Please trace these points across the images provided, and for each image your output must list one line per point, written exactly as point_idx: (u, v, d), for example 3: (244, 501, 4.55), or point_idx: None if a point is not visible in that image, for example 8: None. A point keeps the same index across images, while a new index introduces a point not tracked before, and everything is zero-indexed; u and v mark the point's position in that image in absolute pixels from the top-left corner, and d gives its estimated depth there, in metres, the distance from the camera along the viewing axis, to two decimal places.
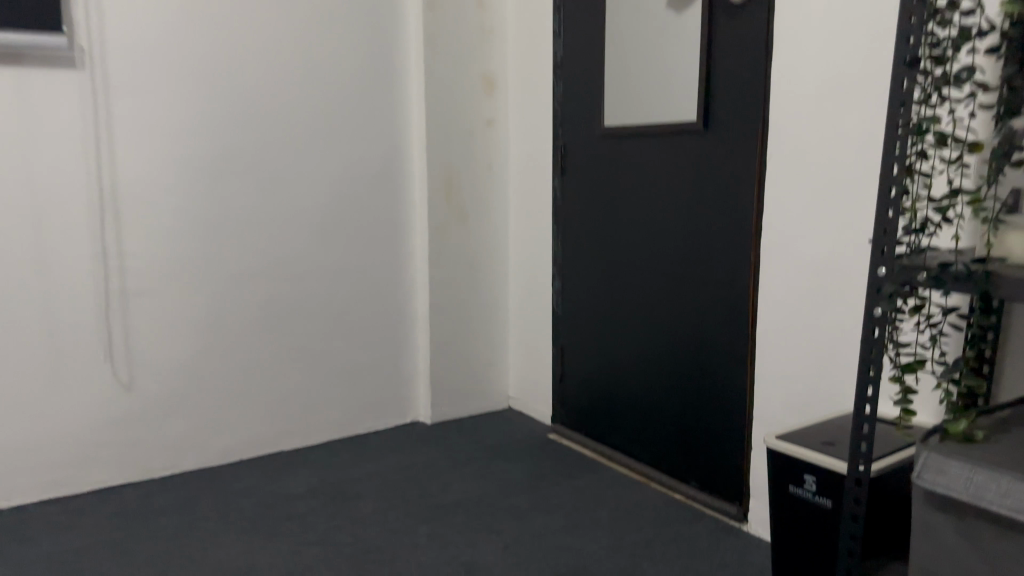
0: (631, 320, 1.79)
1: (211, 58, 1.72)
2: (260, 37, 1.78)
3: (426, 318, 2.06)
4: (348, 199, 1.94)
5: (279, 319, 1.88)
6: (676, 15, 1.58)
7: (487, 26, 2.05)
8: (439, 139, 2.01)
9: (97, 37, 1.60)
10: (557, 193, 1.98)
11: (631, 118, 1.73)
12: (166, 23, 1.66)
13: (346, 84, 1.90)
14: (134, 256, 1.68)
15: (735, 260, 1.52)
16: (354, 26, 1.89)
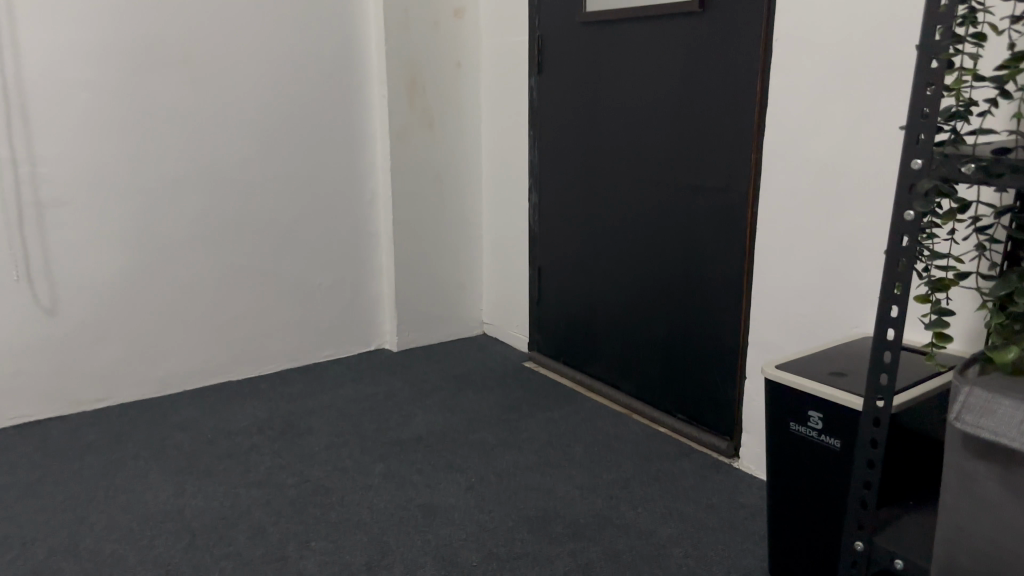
0: (613, 235, 1.61)
1: None
2: None
3: (388, 235, 1.88)
4: (298, 101, 1.73)
5: (223, 236, 1.69)
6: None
7: None
8: (399, 32, 1.78)
9: None
10: (533, 94, 1.76)
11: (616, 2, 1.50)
12: None
13: None
14: (47, 162, 1.48)
15: (730, 164, 1.33)
16: None
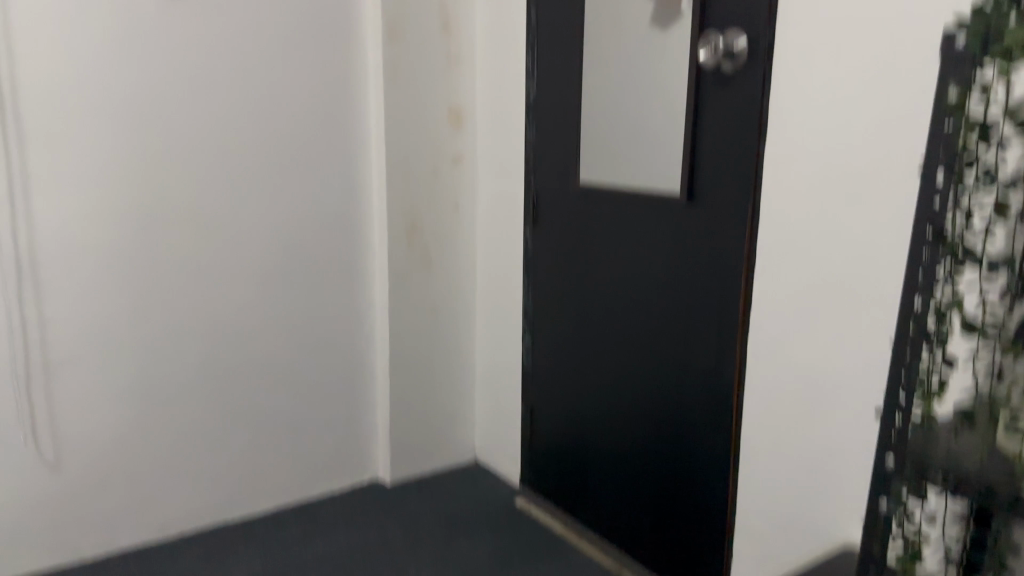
0: (605, 392, 1.66)
1: (141, 100, 1.53)
2: (198, 75, 1.58)
3: (385, 373, 1.92)
4: (299, 249, 1.78)
5: (223, 383, 1.73)
6: (663, 35, 1.40)
7: (454, 56, 1.87)
8: (399, 181, 1.84)
9: (7, 81, 1.41)
10: (528, 245, 1.82)
11: (608, 177, 1.56)
12: (88, 64, 1.47)
13: (297, 122, 1.72)
14: (55, 322, 1.52)
15: (719, 351, 1.37)
16: (304, 59, 1.71)
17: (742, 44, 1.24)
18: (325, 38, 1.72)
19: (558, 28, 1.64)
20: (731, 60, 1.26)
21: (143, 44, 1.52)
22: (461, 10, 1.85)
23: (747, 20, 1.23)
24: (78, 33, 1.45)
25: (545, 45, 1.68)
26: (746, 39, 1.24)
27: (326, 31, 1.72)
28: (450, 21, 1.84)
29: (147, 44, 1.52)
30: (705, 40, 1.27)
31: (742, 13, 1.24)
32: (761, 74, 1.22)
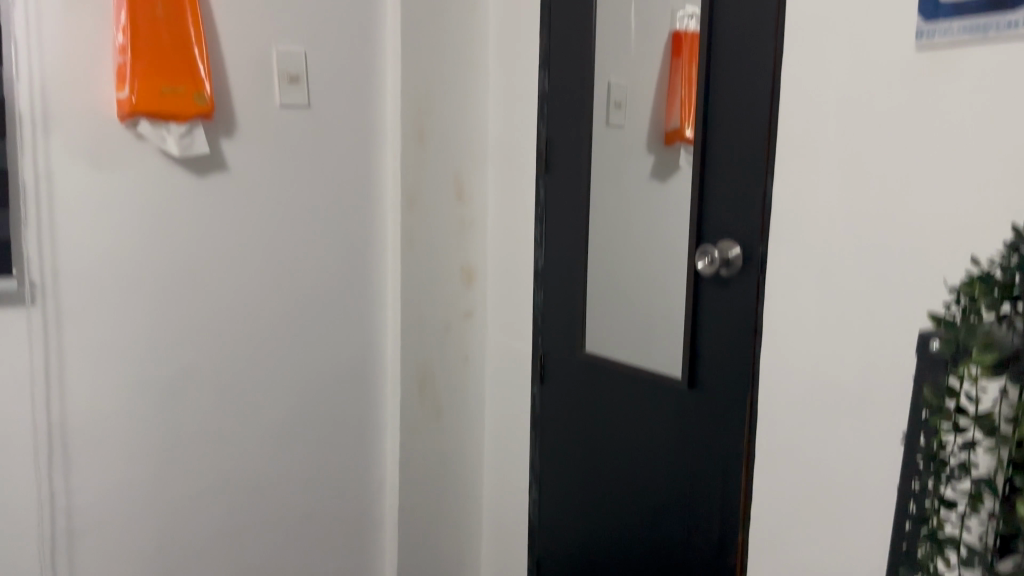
0: (610, 554, 1.70)
1: (172, 277, 1.63)
2: (227, 250, 1.69)
3: (394, 522, 1.97)
4: (315, 405, 1.85)
5: (237, 538, 1.78)
6: (660, 186, 1.51)
7: (466, 218, 1.97)
8: (412, 337, 1.92)
9: (49, 271, 1.50)
10: (534, 402, 1.88)
11: (612, 346, 1.65)
12: (125, 249, 1.57)
13: (317, 288, 1.82)
14: (81, 492, 1.58)
15: (719, 532, 1.43)
16: (327, 228, 1.81)
17: (736, 255, 1.33)
18: (346, 209, 1.83)
19: (567, 206, 1.75)
20: (727, 268, 1.35)
21: (178, 225, 1.62)
22: (474, 176, 1.97)
23: (741, 233, 1.33)
24: (117, 222, 1.55)
25: (553, 219, 1.79)
26: (739, 250, 1.33)
27: (348, 203, 1.83)
28: (463, 186, 1.95)
29: (181, 224, 1.63)
30: (703, 252, 1.36)
31: (737, 226, 1.34)
32: (756, 283, 1.31)
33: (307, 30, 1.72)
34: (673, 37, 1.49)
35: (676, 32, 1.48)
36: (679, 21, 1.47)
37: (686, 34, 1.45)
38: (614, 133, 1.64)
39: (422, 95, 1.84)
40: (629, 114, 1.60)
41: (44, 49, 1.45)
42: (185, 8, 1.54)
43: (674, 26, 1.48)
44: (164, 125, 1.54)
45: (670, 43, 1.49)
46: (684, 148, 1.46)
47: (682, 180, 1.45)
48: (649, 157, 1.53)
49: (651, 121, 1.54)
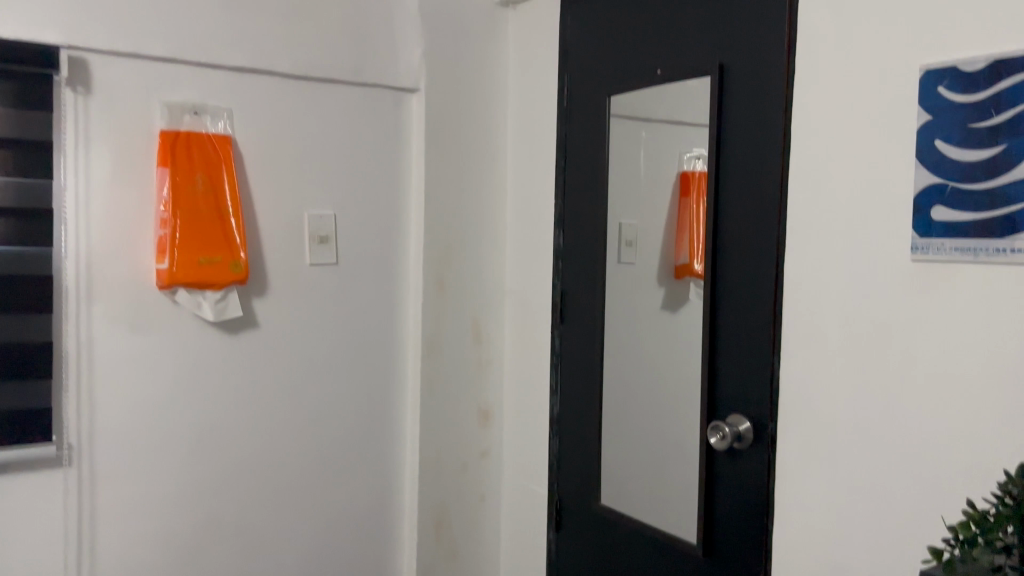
0: None
1: (201, 433, 1.68)
2: (255, 404, 1.74)
3: None
4: (335, 550, 1.88)
5: None
6: (671, 317, 1.55)
7: (485, 360, 2.03)
8: (431, 480, 1.95)
9: (85, 432, 1.55)
10: (551, 546, 1.91)
11: (631, 479, 1.68)
12: (157, 409, 1.62)
13: (339, 436, 1.86)
14: None
15: None
16: (350, 377, 1.87)
17: (747, 429, 1.38)
18: (368, 358, 1.89)
19: (582, 358, 1.81)
20: (739, 441, 1.39)
21: (210, 383, 1.68)
22: (492, 321, 2.03)
23: (751, 409, 1.39)
24: (152, 383, 1.61)
25: (569, 369, 1.85)
26: (749, 424, 1.38)
27: (371, 352, 1.90)
28: (482, 331, 2.01)
29: (213, 382, 1.68)
30: (715, 427, 1.42)
31: (746, 401, 1.39)
32: (767, 460, 1.36)
33: (336, 192, 1.82)
34: (680, 177, 1.53)
35: (685, 172, 1.51)
36: (686, 163, 1.51)
37: (694, 177, 1.50)
38: (626, 270, 1.68)
39: (443, 247, 1.93)
40: (640, 253, 1.64)
41: (90, 227, 1.53)
42: (224, 183, 1.64)
43: (681, 167, 1.52)
44: (200, 292, 1.62)
45: (678, 182, 1.53)
46: (695, 286, 1.50)
47: (693, 315, 1.50)
48: (660, 289, 1.57)
49: (661, 256, 1.57)
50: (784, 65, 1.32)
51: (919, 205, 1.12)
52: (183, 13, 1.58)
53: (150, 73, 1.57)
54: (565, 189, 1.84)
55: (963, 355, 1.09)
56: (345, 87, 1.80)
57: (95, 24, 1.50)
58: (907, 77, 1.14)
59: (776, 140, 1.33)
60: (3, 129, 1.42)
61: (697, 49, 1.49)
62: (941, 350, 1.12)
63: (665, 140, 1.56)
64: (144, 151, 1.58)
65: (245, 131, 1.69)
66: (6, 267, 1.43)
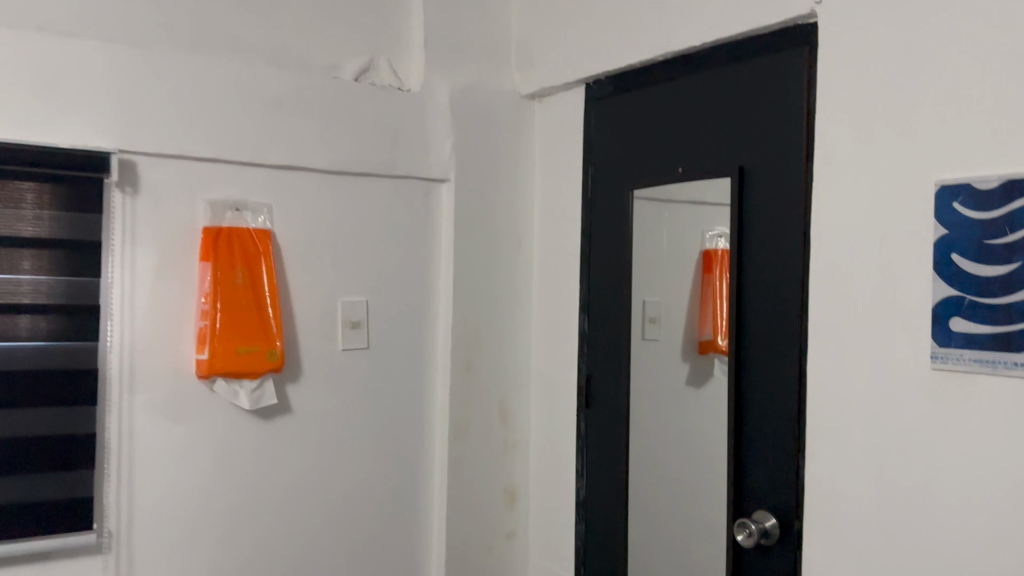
0: None
1: (236, 518, 1.72)
2: (287, 489, 1.78)
3: None
4: None
5: None
6: (696, 392, 1.59)
7: (510, 441, 2.05)
8: (458, 562, 1.97)
9: (124, 520, 1.59)
10: None
11: (660, 554, 1.69)
12: (194, 495, 1.67)
13: (367, 519, 1.89)
14: None
15: None
16: (379, 460, 1.91)
17: (773, 525, 1.40)
18: (397, 440, 1.93)
19: (607, 443, 1.83)
20: (766, 537, 1.41)
21: (244, 469, 1.72)
22: (518, 401, 2.07)
23: (777, 505, 1.41)
24: (189, 470, 1.66)
25: (594, 452, 1.88)
26: (776, 521, 1.40)
27: (399, 435, 1.93)
28: (508, 411, 2.05)
29: (247, 468, 1.73)
30: (741, 525, 1.42)
31: (772, 496, 1.42)
32: (793, 555, 1.38)
33: (367, 279, 1.88)
34: (703, 254, 1.59)
35: (707, 250, 1.58)
36: (708, 241, 1.57)
37: (716, 254, 1.55)
38: (650, 346, 1.72)
39: (471, 330, 1.98)
40: (664, 329, 1.69)
41: (135, 320, 1.59)
42: (262, 275, 1.70)
43: (704, 246, 1.58)
44: (237, 381, 1.68)
45: (701, 259, 1.59)
46: (719, 360, 1.54)
47: (718, 387, 1.53)
48: (686, 365, 1.62)
49: (685, 332, 1.62)
50: (802, 170, 1.37)
51: (937, 315, 1.16)
52: (228, 114, 1.67)
53: (195, 172, 1.65)
54: (589, 275, 1.89)
55: (987, 466, 1.11)
56: (378, 179, 1.89)
57: (144, 127, 1.57)
58: (923, 191, 1.19)
59: (795, 241, 1.38)
60: (55, 231, 1.49)
61: (718, 149, 1.55)
62: (963, 459, 1.13)
63: (687, 219, 1.63)
64: (188, 246, 1.65)
65: (283, 224, 1.76)
66: (54, 360, 1.49)
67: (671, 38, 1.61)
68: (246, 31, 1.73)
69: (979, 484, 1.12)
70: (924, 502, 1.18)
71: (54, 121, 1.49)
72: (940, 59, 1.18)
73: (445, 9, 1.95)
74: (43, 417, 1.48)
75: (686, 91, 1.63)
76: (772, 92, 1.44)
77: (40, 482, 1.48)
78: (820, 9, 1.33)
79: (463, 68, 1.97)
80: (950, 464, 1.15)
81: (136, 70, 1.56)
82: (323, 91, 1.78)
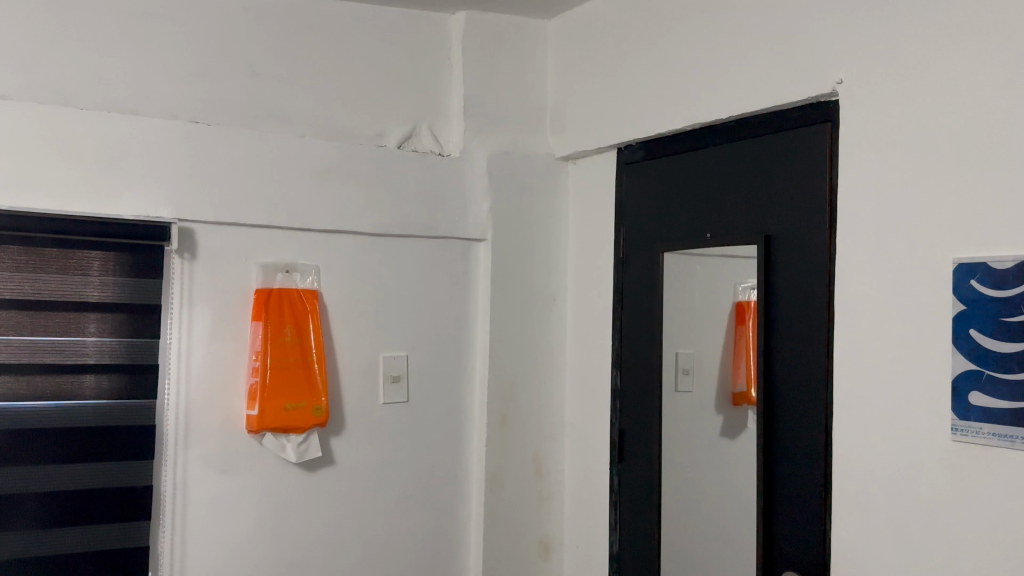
0: None
1: (281, 568, 1.79)
2: (330, 539, 1.85)
3: None
4: None
5: None
6: (729, 442, 1.62)
7: (545, 493, 2.10)
8: None
9: (177, 569, 1.67)
10: None
11: None
12: (242, 545, 1.75)
13: (406, 568, 1.95)
14: None
15: None
16: (418, 510, 1.97)
17: None
18: (435, 491, 1.99)
19: (640, 498, 1.87)
20: None
21: (289, 519, 1.80)
22: (553, 453, 2.12)
23: (806, 568, 1.44)
24: (238, 521, 1.74)
25: (627, 506, 1.92)
26: None
27: (437, 486, 2.00)
28: (543, 463, 2.10)
29: (292, 519, 1.80)
30: None
31: (800, 558, 1.45)
32: None
33: (408, 336, 1.96)
34: (736, 305, 1.63)
35: (739, 302, 1.62)
36: (741, 292, 1.61)
37: (748, 307, 1.60)
38: (683, 396, 1.77)
39: (507, 384, 2.04)
40: (697, 379, 1.74)
41: (191, 378, 1.69)
42: (310, 333, 1.79)
43: (736, 297, 1.63)
44: (285, 434, 1.76)
45: (734, 310, 1.64)
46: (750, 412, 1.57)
47: (748, 439, 1.57)
48: (718, 417, 1.66)
49: (718, 382, 1.67)
50: (826, 241, 1.42)
51: (957, 388, 1.19)
52: (278, 183, 1.77)
53: (247, 238, 1.75)
54: (622, 332, 1.95)
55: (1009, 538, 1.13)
56: (419, 240, 1.98)
57: (202, 197, 1.68)
58: (942, 267, 1.23)
59: (820, 310, 1.43)
60: (118, 295, 1.59)
61: (745, 217, 1.61)
62: (984, 530, 1.16)
63: (716, 275, 1.68)
64: (241, 307, 1.75)
65: (329, 285, 1.86)
66: (115, 417, 1.58)
67: (698, 110, 1.69)
68: (296, 105, 1.85)
69: (1001, 555, 1.14)
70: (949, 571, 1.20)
71: (120, 195, 1.60)
72: (954, 141, 1.23)
73: (482, 78, 2.05)
74: (105, 470, 1.57)
75: (715, 159, 1.69)
76: (796, 164, 1.49)
77: (100, 533, 1.56)
78: (841, 89, 1.40)
79: (500, 134, 2.07)
80: (971, 536, 1.18)
81: (195, 145, 1.68)
82: (367, 159, 1.89)
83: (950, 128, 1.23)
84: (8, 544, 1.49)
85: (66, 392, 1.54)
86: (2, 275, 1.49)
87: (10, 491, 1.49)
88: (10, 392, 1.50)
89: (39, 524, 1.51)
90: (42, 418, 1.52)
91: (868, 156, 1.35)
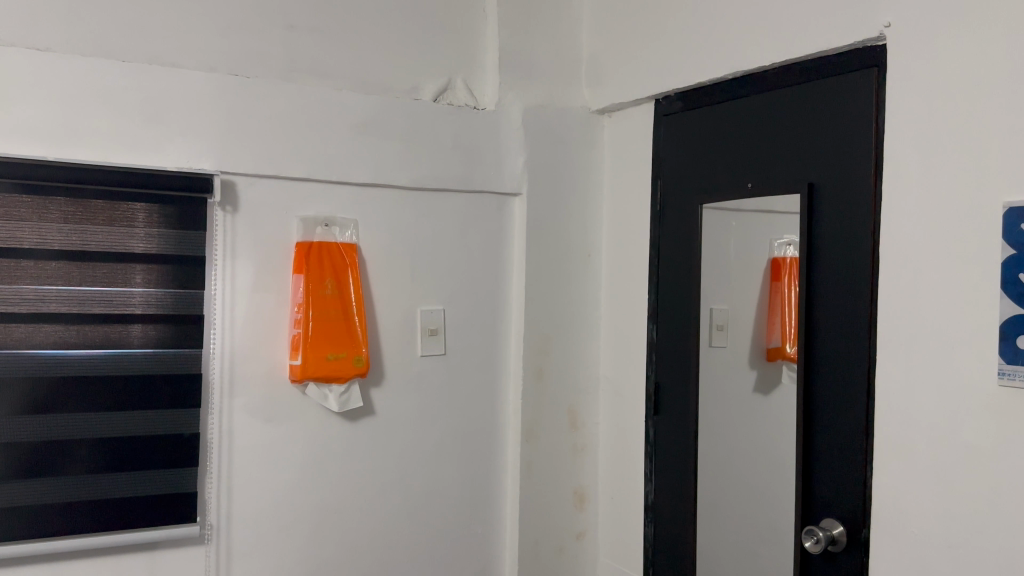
0: None
1: (323, 514, 1.83)
2: (371, 487, 1.89)
3: None
4: None
5: None
6: (764, 398, 1.63)
7: (579, 444, 2.13)
8: (530, 559, 2.05)
9: (224, 514, 1.72)
10: None
11: (729, 555, 1.74)
12: (286, 492, 1.79)
13: (444, 516, 1.99)
14: None
15: None
16: (455, 459, 2.00)
17: (841, 533, 1.44)
18: (472, 441, 2.03)
19: (675, 448, 1.89)
20: (833, 543, 1.45)
21: (331, 466, 1.84)
22: (587, 406, 2.14)
23: (845, 514, 1.45)
24: (282, 469, 1.78)
25: (662, 457, 1.93)
26: (843, 529, 1.44)
27: (473, 438, 2.03)
28: (577, 416, 2.12)
29: (334, 466, 1.84)
30: (809, 532, 1.46)
31: (840, 505, 1.46)
32: (860, 560, 1.42)
33: (445, 289, 1.98)
34: (771, 262, 1.63)
35: (776, 258, 1.62)
36: (777, 248, 1.61)
37: (785, 263, 1.59)
38: (718, 352, 1.77)
39: (542, 338, 2.06)
40: (731, 337, 1.74)
41: (235, 329, 1.72)
42: (350, 286, 1.81)
43: (772, 253, 1.62)
44: (327, 385, 1.80)
45: (769, 267, 1.63)
46: (788, 366, 1.57)
47: (785, 395, 1.57)
48: (753, 372, 1.66)
49: (755, 338, 1.66)
50: (871, 189, 1.41)
51: (1005, 332, 1.19)
52: (317, 137, 1.78)
53: (289, 191, 1.77)
54: (658, 284, 1.95)
55: None
56: (454, 194, 1.99)
57: (242, 150, 1.70)
58: (991, 212, 1.22)
59: (864, 258, 1.42)
60: (162, 246, 1.61)
61: (787, 167, 1.59)
62: None
63: (755, 229, 1.67)
64: (283, 260, 1.77)
65: (368, 239, 1.87)
66: (163, 366, 1.62)
67: (739, 58, 1.67)
68: (332, 58, 1.85)
69: None
70: (993, 513, 1.21)
71: (162, 147, 1.62)
72: (1007, 82, 1.20)
73: (517, 31, 2.03)
74: (154, 418, 1.61)
75: (756, 109, 1.67)
76: (840, 111, 1.47)
77: (152, 477, 1.61)
78: (888, 33, 1.37)
79: (535, 88, 2.06)
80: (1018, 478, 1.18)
81: (235, 98, 1.69)
82: (405, 113, 1.89)
83: (1002, 69, 1.21)
84: (63, 488, 1.53)
85: (115, 341, 1.58)
86: (50, 227, 1.51)
87: (63, 436, 1.53)
88: (60, 341, 1.53)
89: (92, 468, 1.56)
90: (92, 366, 1.55)
91: (916, 101, 1.33)
